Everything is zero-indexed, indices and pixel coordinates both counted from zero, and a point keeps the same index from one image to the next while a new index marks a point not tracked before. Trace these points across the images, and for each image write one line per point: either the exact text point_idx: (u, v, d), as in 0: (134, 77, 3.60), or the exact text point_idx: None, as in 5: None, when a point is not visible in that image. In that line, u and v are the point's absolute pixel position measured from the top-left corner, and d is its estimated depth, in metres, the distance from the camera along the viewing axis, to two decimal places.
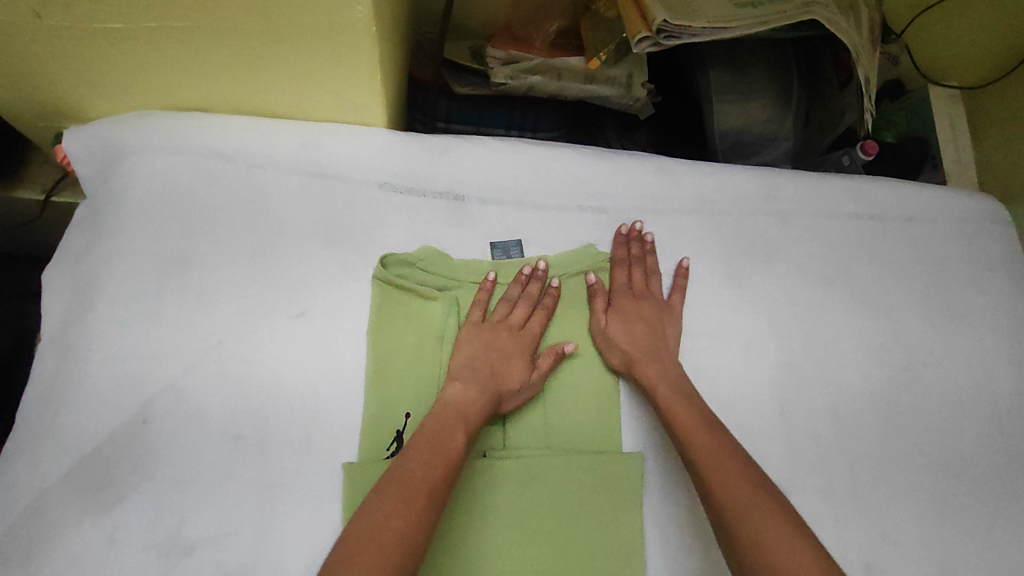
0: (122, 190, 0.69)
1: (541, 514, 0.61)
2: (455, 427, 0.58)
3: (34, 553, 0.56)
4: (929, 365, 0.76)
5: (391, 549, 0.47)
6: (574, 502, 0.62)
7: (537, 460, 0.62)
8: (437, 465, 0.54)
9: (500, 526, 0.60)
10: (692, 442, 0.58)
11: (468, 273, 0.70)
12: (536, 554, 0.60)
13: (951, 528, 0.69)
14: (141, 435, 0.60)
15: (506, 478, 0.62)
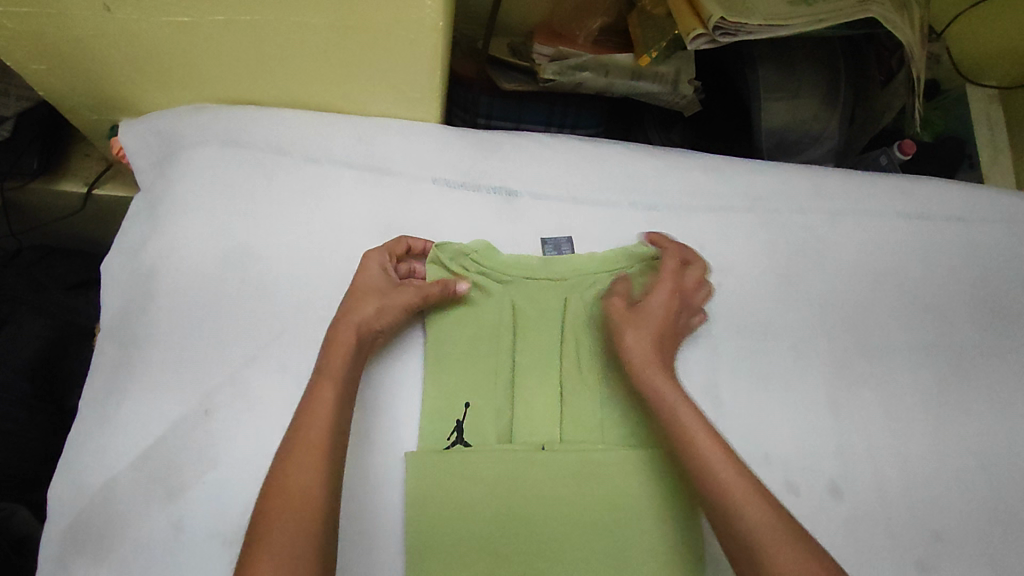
0: (178, 183, 0.69)
1: (594, 521, 0.59)
2: (316, 408, 0.53)
3: (103, 537, 0.57)
4: (981, 365, 0.75)
5: (303, 513, 0.46)
6: (589, 509, 0.59)
7: (596, 464, 0.61)
8: (318, 429, 0.51)
9: (484, 525, 0.59)
10: (692, 445, 0.55)
11: (519, 268, 0.68)
12: (536, 559, 0.58)
13: (1004, 528, 0.69)
14: (203, 424, 0.61)
15: (563, 482, 0.60)
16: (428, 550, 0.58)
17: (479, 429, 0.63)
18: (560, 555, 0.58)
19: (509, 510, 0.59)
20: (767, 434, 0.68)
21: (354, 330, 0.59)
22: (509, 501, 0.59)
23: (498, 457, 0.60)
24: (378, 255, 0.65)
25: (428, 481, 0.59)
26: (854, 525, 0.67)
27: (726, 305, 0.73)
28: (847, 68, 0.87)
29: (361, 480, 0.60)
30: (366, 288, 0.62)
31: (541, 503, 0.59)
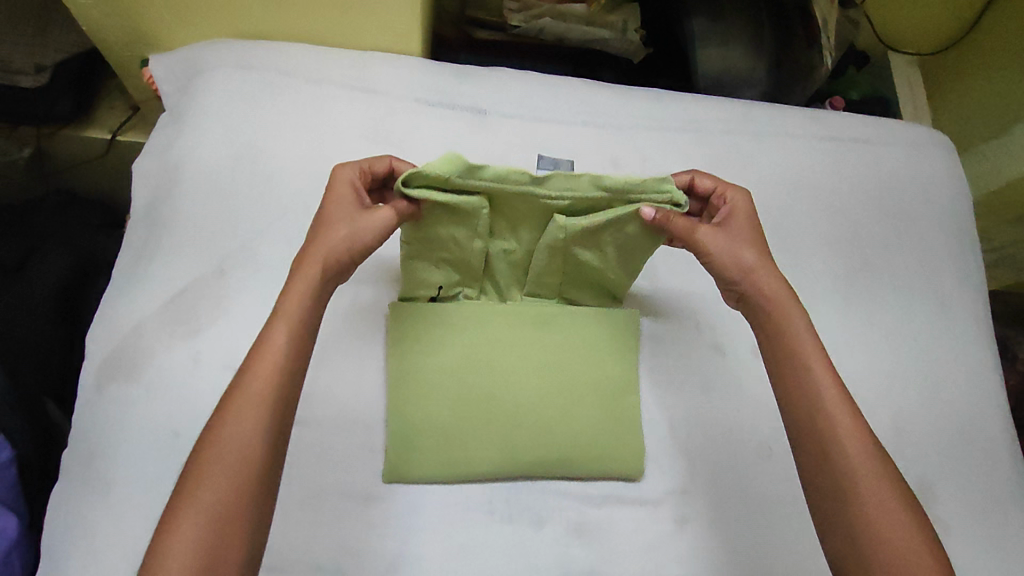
0: (199, 96, 0.82)
1: (551, 387, 0.74)
2: (266, 356, 0.56)
3: (137, 364, 0.69)
4: (884, 258, 0.88)
5: (242, 463, 0.52)
6: (548, 377, 0.74)
7: (548, 325, 0.76)
8: (264, 378, 0.55)
9: (459, 381, 0.72)
10: (820, 392, 0.62)
11: (503, 187, 0.65)
12: (501, 415, 0.72)
13: (899, 387, 0.82)
14: (220, 281, 0.73)
15: (523, 338, 0.75)
16: (407, 381, 0.71)
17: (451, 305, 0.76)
18: (525, 413, 0.72)
19: (483, 371, 0.73)
20: (693, 308, 0.82)
21: (317, 266, 0.61)
22: (480, 362, 0.73)
23: (469, 314, 0.75)
24: (343, 181, 0.65)
25: (407, 331, 0.73)
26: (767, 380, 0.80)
27: None
28: (770, 20, 1.02)
29: (353, 330, 0.74)
30: (331, 220, 0.63)
31: (509, 368, 0.73)
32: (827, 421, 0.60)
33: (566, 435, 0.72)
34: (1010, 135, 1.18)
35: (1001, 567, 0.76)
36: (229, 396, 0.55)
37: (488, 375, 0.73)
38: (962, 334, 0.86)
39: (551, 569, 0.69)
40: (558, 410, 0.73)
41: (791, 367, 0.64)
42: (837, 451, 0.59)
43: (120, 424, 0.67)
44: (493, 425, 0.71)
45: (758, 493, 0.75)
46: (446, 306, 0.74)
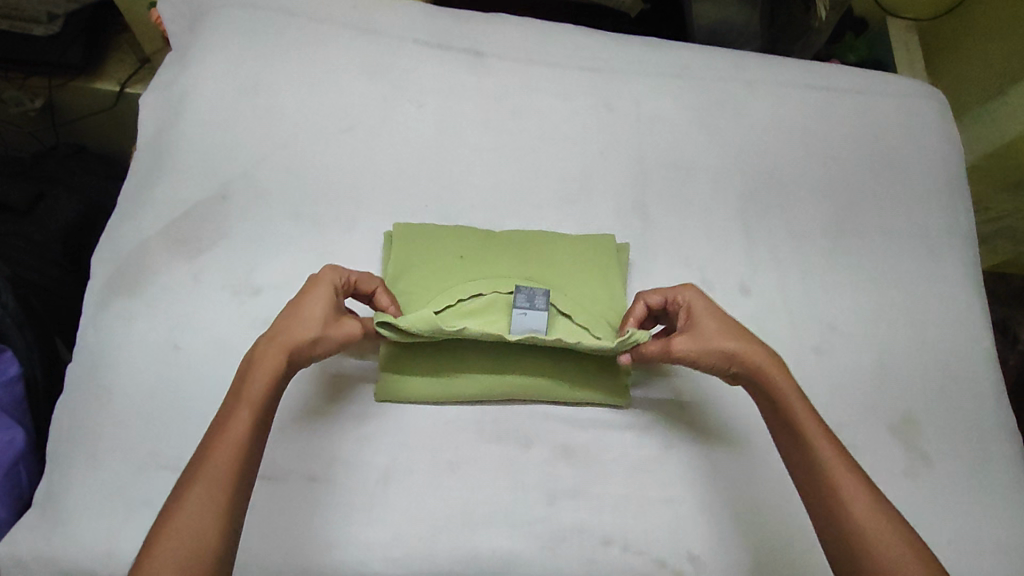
0: (205, 33, 0.84)
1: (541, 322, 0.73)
2: (224, 449, 0.53)
3: (138, 281, 0.71)
4: (873, 203, 0.89)
5: (192, 562, 0.48)
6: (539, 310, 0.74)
7: (552, 268, 0.76)
8: (222, 459, 0.52)
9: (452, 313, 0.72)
10: (824, 468, 0.58)
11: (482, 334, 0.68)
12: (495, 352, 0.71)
13: (886, 326, 0.83)
14: (221, 206, 0.75)
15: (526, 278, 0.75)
16: (392, 306, 0.72)
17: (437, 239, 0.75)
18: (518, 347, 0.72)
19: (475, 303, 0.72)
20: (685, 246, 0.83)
21: (274, 366, 0.57)
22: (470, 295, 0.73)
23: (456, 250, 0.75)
24: (323, 288, 0.62)
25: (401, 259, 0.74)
26: (758, 315, 0.81)
27: (656, 146, 0.87)
28: None
29: (348, 255, 0.76)
30: (292, 327, 0.59)
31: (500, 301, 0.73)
32: (837, 497, 0.56)
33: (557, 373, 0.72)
34: (1004, 100, 1.20)
35: (981, 500, 0.76)
36: (184, 483, 0.51)
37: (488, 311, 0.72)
38: (951, 276, 0.87)
39: (538, 489, 0.68)
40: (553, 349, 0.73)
41: (794, 442, 0.60)
42: (852, 532, 0.55)
43: (118, 336, 0.69)
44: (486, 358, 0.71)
45: (749, 424, 0.75)
46: (450, 239, 0.75)
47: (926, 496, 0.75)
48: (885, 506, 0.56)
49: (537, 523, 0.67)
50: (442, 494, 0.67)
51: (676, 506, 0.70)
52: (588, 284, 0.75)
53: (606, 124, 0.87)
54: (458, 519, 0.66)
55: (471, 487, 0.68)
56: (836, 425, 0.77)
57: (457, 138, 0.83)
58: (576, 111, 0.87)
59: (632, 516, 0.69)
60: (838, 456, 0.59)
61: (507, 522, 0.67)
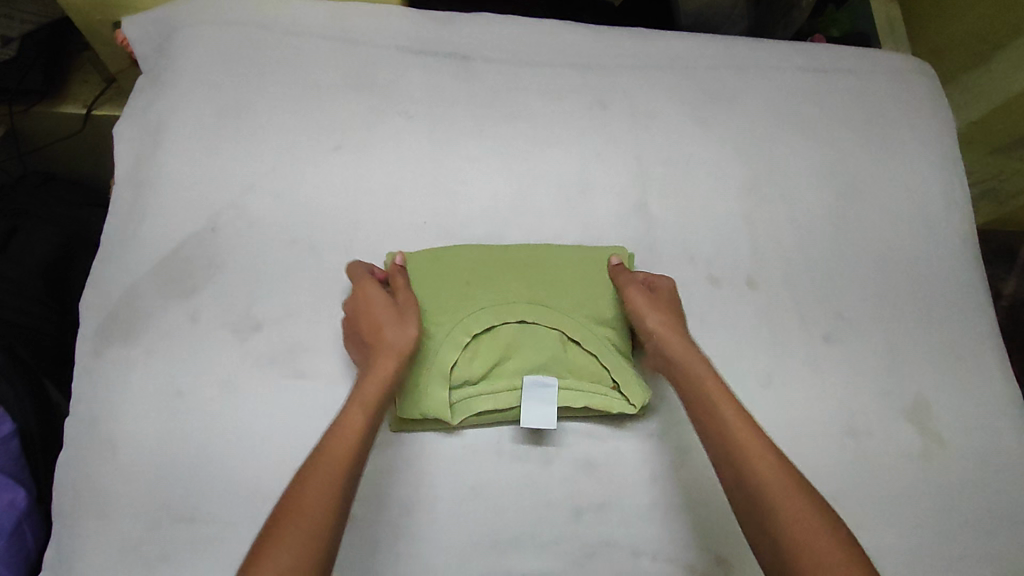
0: (177, 56, 0.80)
1: (562, 322, 0.71)
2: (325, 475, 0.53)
3: (133, 325, 0.68)
4: (872, 184, 0.89)
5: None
6: (554, 310, 0.72)
7: (558, 276, 0.74)
8: (323, 488, 0.52)
9: (469, 323, 0.69)
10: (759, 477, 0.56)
11: (504, 398, 0.68)
12: (521, 357, 0.70)
13: (893, 308, 0.83)
14: (212, 239, 0.72)
15: (535, 286, 0.73)
16: None
17: (436, 258, 0.73)
18: (542, 350, 0.70)
19: (490, 312, 0.70)
20: (691, 242, 0.82)
21: (381, 376, 0.61)
22: (481, 305, 0.71)
23: (460, 264, 0.73)
24: (369, 281, 0.67)
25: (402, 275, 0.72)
26: (766, 309, 0.80)
27: (653, 142, 0.85)
28: None
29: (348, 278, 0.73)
30: (370, 310, 0.65)
31: (515, 306, 0.71)
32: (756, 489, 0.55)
33: (578, 381, 0.70)
34: (988, 65, 1.20)
35: (995, 476, 0.77)
36: (280, 513, 0.51)
37: (504, 323, 0.70)
38: (952, 252, 0.87)
39: (562, 506, 0.68)
40: (570, 356, 0.71)
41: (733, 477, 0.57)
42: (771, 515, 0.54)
43: (118, 386, 0.66)
44: (504, 373, 0.69)
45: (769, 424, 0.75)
46: (459, 254, 0.74)
47: (940, 476, 0.76)
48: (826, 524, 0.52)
49: (564, 540, 0.67)
50: (467, 520, 0.66)
51: (701, 510, 0.69)
52: (599, 294, 0.74)
53: (601, 124, 0.85)
54: (485, 544, 0.65)
55: (496, 510, 0.67)
56: (851, 414, 0.77)
57: (450, 147, 0.80)
58: (570, 111, 0.85)
59: (658, 524, 0.68)
60: (776, 466, 0.56)
61: (534, 543, 0.66)
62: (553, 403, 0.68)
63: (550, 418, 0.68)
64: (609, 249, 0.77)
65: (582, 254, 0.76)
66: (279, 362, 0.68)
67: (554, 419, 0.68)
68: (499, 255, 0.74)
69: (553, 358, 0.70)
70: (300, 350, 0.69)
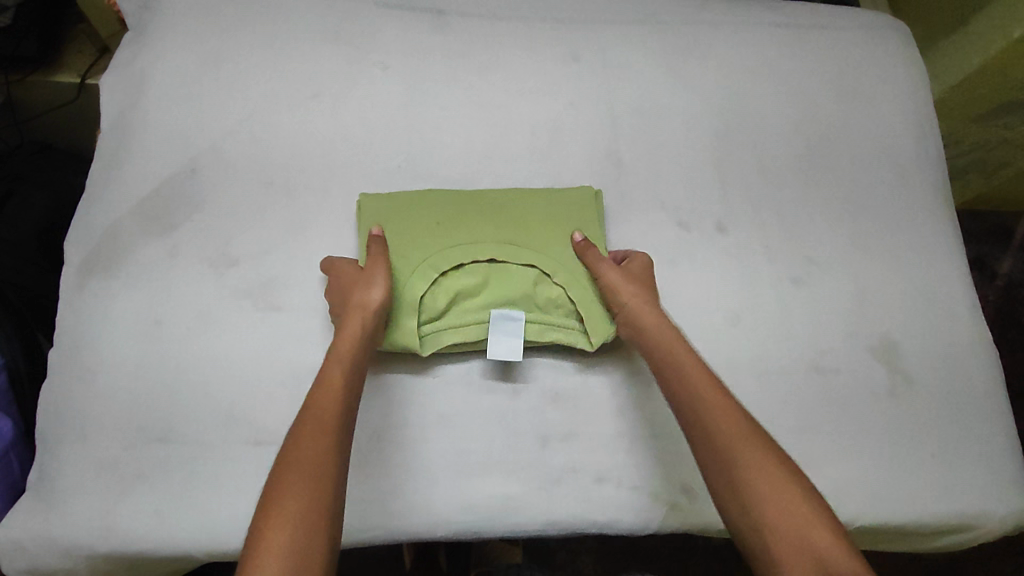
0: (161, 10, 0.83)
1: (528, 258, 0.73)
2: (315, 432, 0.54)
3: (114, 260, 0.71)
4: (842, 135, 0.90)
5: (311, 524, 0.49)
6: (521, 248, 0.73)
7: (526, 216, 0.76)
8: (317, 444, 0.53)
9: (438, 261, 0.71)
10: (730, 444, 0.57)
11: (472, 332, 0.70)
12: (488, 294, 0.71)
13: (862, 252, 0.84)
14: (191, 180, 0.75)
15: (502, 224, 0.75)
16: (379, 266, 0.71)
17: (406, 200, 0.75)
18: (509, 285, 0.71)
19: (459, 251, 0.72)
20: (661, 188, 0.83)
21: (353, 342, 0.62)
22: (451, 243, 0.73)
23: (429, 205, 0.75)
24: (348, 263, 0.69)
25: (374, 214, 0.74)
26: (735, 252, 0.81)
27: (626, 93, 0.87)
28: None
29: (323, 219, 0.75)
30: (350, 288, 0.66)
31: (484, 245, 0.73)
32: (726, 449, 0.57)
33: (545, 313, 0.72)
34: (967, 29, 1.21)
35: (961, 414, 0.78)
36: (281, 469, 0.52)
37: (474, 261, 0.72)
38: (922, 200, 0.88)
39: (528, 434, 0.69)
40: (540, 292, 0.72)
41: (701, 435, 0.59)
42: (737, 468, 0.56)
43: (98, 317, 0.68)
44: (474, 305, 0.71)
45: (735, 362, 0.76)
46: (429, 194, 0.75)
47: (907, 414, 0.77)
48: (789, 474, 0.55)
49: (528, 467, 0.68)
50: (434, 447, 0.67)
51: (666, 440, 0.71)
52: (566, 231, 0.75)
53: (574, 75, 0.87)
54: (453, 469, 0.67)
55: (463, 438, 0.68)
56: (818, 352, 0.78)
57: (425, 96, 0.83)
58: (543, 63, 0.87)
59: (623, 453, 0.70)
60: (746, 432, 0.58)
61: (500, 469, 0.68)
62: (518, 334, 0.70)
63: (517, 348, 0.69)
64: (580, 189, 0.78)
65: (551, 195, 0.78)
66: (254, 296, 0.71)
67: (519, 351, 0.70)
68: (468, 197, 0.76)
69: (523, 291, 0.71)
70: (274, 285, 0.71)
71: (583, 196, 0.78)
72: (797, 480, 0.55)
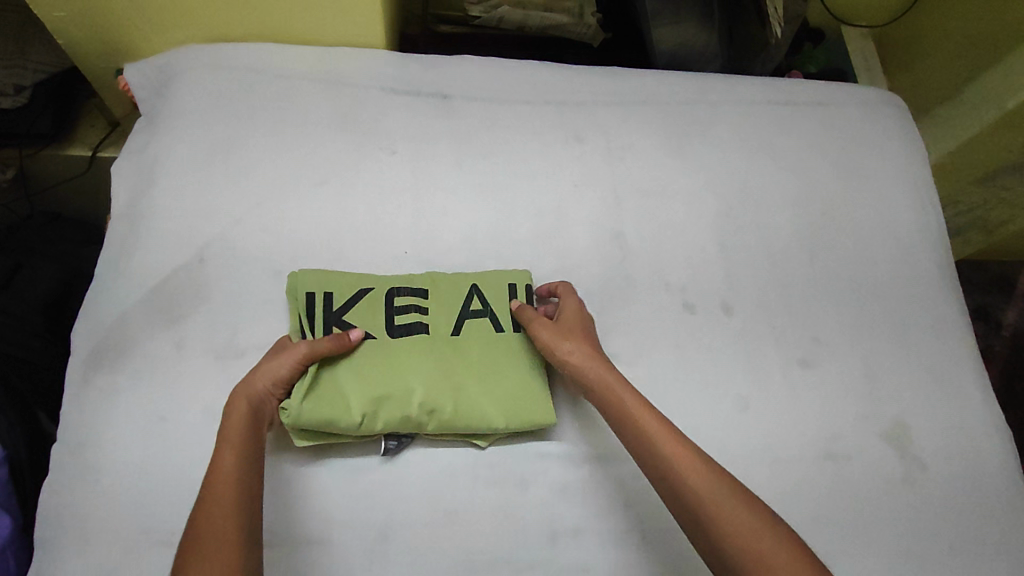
0: (173, 98, 0.84)
1: (388, 356, 0.70)
2: (224, 495, 0.55)
3: (120, 353, 0.71)
4: (844, 212, 0.91)
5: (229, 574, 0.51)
6: (416, 345, 0.71)
7: (446, 307, 0.74)
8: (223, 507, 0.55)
9: (394, 363, 0.69)
10: (694, 485, 0.58)
11: (336, 403, 0.66)
12: (365, 378, 0.68)
13: (870, 332, 0.84)
14: (200, 270, 0.75)
15: (439, 322, 0.73)
16: (457, 370, 0.71)
17: (466, 318, 0.74)
18: (364, 371, 0.69)
19: (397, 355, 0.70)
20: (665, 269, 0.84)
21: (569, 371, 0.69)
22: (423, 342, 0.71)
23: (468, 323, 0.73)
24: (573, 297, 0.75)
25: (483, 336, 0.73)
26: (742, 334, 0.81)
27: (629, 174, 0.88)
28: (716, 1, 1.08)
29: None
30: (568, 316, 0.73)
31: (412, 348, 0.71)
32: (694, 493, 0.58)
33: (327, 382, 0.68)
34: (961, 96, 1.24)
35: (978, 500, 0.77)
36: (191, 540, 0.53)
37: (401, 364, 0.70)
38: (926, 277, 0.89)
39: (538, 530, 0.68)
40: (346, 368, 0.69)
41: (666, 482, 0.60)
42: (706, 506, 0.57)
43: (102, 412, 0.68)
44: (381, 413, 0.67)
45: (747, 450, 0.75)
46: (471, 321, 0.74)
47: (922, 501, 0.76)
48: (753, 508, 0.57)
49: (539, 565, 0.67)
50: (442, 547, 0.66)
51: (677, 535, 0.69)
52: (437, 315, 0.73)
53: (577, 156, 0.88)
54: (461, 570, 0.65)
55: (471, 536, 0.67)
56: (829, 437, 0.77)
57: (431, 180, 0.84)
58: (547, 145, 0.88)
59: (633, 549, 0.68)
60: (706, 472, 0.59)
61: (509, 569, 0.66)
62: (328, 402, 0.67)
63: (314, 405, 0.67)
64: (307, 295, 0.72)
65: (386, 294, 0.74)
66: None
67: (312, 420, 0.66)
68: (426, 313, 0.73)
69: (371, 377, 0.68)
70: None
71: (305, 280, 0.72)
72: (758, 510, 0.57)
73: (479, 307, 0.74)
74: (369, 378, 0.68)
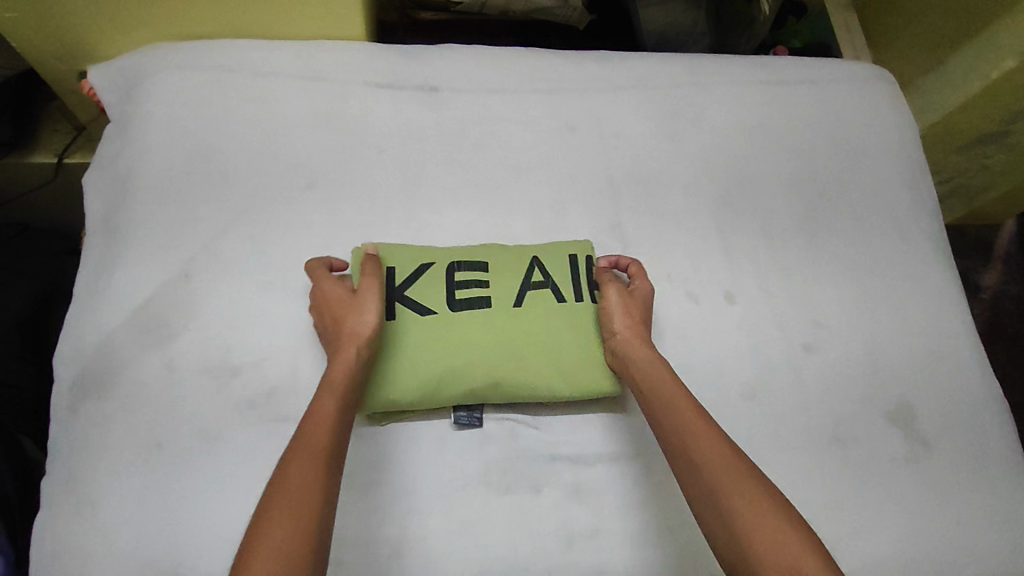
0: (144, 102, 0.80)
1: (450, 327, 0.69)
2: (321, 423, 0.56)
3: (108, 376, 0.67)
4: (840, 192, 0.90)
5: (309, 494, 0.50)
6: (478, 317, 0.70)
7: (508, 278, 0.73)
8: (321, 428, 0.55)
9: (457, 335, 0.69)
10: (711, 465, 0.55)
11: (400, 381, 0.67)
12: (429, 352, 0.68)
13: (870, 313, 0.84)
14: (185, 286, 0.72)
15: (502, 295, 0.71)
16: (524, 343, 0.70)
17: (529, 292, 0.72)
18: (427, 343, 0.68)
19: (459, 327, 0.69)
20: (667, 259, 0.82)
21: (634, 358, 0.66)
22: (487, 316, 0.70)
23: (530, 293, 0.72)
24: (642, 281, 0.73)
25: (549, 310, 0.71)
26: (745, 321, 0.81)
27: (624, 162, 0.86)
28: None
29: None
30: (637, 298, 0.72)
31: (476, 319, 0.70)
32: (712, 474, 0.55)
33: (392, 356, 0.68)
34: (945, 67, 1.23)
35: (979, 473, 0.78)
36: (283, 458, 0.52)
37: (464, 336, 0.69)
38: (922, 253, 0.89)
39: (553, 533, 0.67)
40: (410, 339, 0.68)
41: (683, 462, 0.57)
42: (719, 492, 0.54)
43: (95, 441, 0.65)
44: (442, 390, 0.68)
45: (756, 439, 0.75)
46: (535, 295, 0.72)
47: (926, 477, 0.77)
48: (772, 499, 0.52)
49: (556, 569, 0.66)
50: (457, 556, 0.65)
51: (693, 530, 0.69)
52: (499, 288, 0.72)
53: (571, 146, 0.86)
54: None
55: (486, 544, 0.66)
56: (835, 421, 0.77)
57: (422, 178, 0.81)
58: (540, 136, 0.86)
59: (649, 546, 0.68)
60: (728, 455, 0.55)
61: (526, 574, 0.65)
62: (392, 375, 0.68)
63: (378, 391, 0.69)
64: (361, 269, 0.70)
65: (447, 267, 0.73)
66: (257, 406, 0.68)
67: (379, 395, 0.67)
68: (489, 284, 0.72)
69: (433, 351, 0.68)
70: (282, 393, 0.69)
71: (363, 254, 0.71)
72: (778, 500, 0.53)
73: (539, 280, 0.73)
74: (431, 352, 0.68)
